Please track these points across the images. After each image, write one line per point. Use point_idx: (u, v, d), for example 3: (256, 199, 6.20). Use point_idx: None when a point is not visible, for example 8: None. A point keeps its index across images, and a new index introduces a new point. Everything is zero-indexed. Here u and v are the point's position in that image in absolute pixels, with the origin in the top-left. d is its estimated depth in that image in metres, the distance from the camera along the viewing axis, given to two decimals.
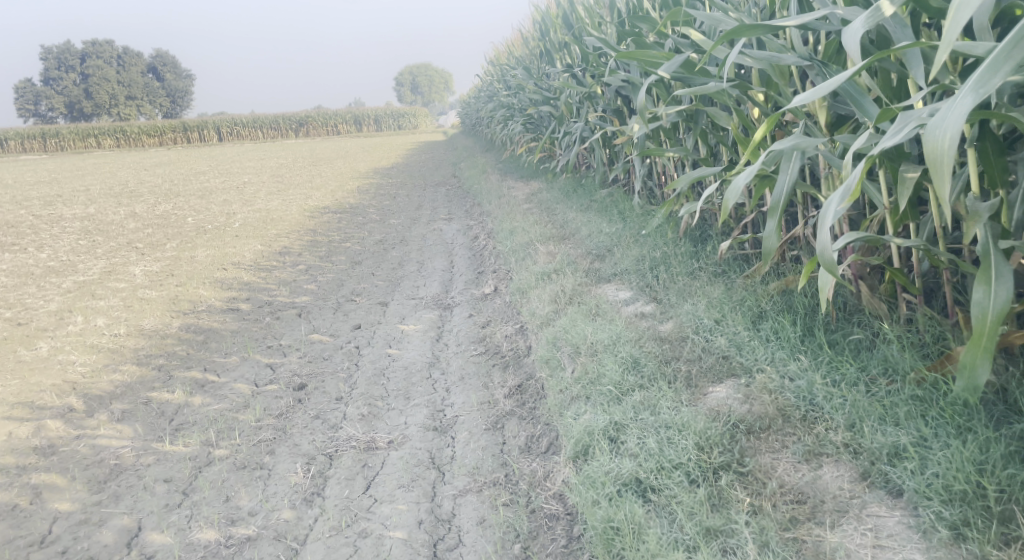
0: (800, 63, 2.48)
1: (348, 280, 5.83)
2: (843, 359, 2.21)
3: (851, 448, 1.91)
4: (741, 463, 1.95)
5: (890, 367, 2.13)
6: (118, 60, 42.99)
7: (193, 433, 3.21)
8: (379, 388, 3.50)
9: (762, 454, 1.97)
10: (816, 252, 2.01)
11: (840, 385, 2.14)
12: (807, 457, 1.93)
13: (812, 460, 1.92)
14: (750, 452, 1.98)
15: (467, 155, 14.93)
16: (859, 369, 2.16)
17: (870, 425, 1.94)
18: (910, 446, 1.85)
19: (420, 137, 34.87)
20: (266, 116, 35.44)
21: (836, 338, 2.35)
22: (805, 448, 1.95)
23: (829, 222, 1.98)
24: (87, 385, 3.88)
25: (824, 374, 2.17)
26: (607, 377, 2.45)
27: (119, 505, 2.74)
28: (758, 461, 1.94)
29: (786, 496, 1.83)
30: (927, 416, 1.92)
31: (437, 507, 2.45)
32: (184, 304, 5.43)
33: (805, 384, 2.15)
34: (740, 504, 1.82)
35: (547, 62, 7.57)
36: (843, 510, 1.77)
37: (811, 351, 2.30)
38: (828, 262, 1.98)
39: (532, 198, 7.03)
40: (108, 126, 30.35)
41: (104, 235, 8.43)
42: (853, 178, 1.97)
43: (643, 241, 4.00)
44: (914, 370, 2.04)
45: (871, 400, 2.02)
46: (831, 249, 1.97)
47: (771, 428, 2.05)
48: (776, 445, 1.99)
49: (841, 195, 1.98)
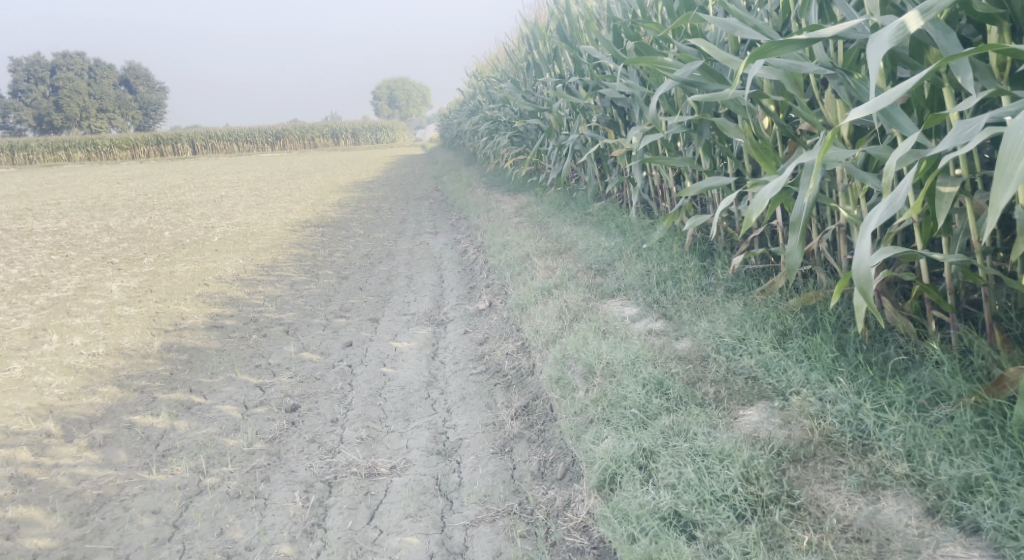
0: (822, 72, 2.38)
1: (336, 295, 5.67)
2: (886, 383, 2.12)
3: (914, 480, 1.80)
4: (792, 496, 1.83)
5: (939, 391, 2.04)
6: (90, 73, 42.43)
7: (181, 460, 3.04)
8: (376, 409, 3.35)
9: (814, 486, 1.85)
10: (854, 263, 1.92)
11: (888, 410, 2.03)
12: (864, 490, 1.82)
13: (869, 493, 1.81)
14: (799, 484, 1.86)
15: (449, 168, 14.79)
16: (908, 393, 2.06)
17: (933, 454, 1.83)
18: (983, 479, 1.74)
19: (399, 149, 34.65)
20: (241, 130, 35.13)
21: (873, 358, 2.26)
22: (860, 480, 1.84)
23: (871, 232, 1.87)
24: (65, 409, 3.69)
25: (866, 397, 2.07)
26: (629, 400, 2.33)
27: (104, 540, 2.57)
28: (809, 494, 1.83)
29: (847, 533, 1.72)
30: (994, 445, 1.81)
31: (448, 538, 2.32)
32: (165, 321, 5.23)
33: (849, 408, 2.05)
34: (799, 542, 1.70)
35: (536, 74, 7.51)
36: (915, 550, 1.64)
37: (849, 372, 2.20)
38: (867, 273, 1.89)
39: (522, 211, 6.92)
40: (79, 138, 29.85)
41: (77, 250, 8.18)
42: (900, 187, 1.87)
43: (646, 255, 3.90)
44: (967, 393, 1.96)
45: (927, 427, 1.92)
46: (869, 262, 1.88)
47: (815, 455, 1.94)
48: (825, 475, 1.88)
49: (889, 204, 1.88)
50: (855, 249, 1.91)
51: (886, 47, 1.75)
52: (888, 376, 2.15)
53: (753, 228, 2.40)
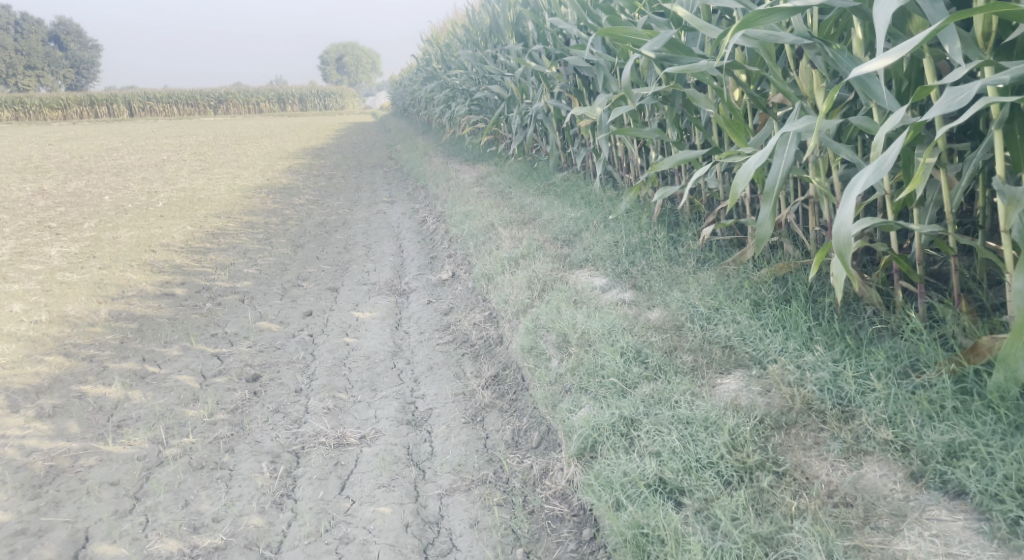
0: (800, 42, 2.38)
1: (291, 264, 5.55)
2: (862, 351, 2.16)
3: (898, 446, 1.85)
4: (777, 462, 1.86)
5: (915, 359, 2.09)
6: (18, 27, 40.46)
7: (139, 430, 2.95)
8: (341, 379, 3.30)
9: (797, 453, 1.89)
10: (835, 228, 1.91)
11: (866, 377, 2.08)
12: (847, 455, 1.86)
13: (852, 459, 1.85)
14: (783, 451, 1.89)
15: (403, 136, 14.56)
16: (887, 360, 2.10)
17: (915, 422, 1.87)
18: (967, 444, 1.78)
19: (349, 116, 33.94)
20: (183, 93, 34.01)
21: (847, 327, 2.30)
22: (844, 447, 1.88)
23: (857, 194, 1.87)
24: (9, 379, 3.54)
25: (845, 364, 2.11)
26: (607, 368, 2.34)
27: (60, 513, 2.48)
28: (793, 460, 1.86)
29: (834, 498, 1.75)
30: (974, 411, 1.86)
31: (423, 508, 2.29)
32: (111, 289, 5.05)
33: (828, 376, 2.09)
34: (786, 507, 1.73)
35: (496, 42, 7.41)
36: (901, 514, 1.68)
37: (825, 340, 2.24)
38: (848, 239, 1.89)
39: (481, 181, 6.86)
40: (8, 97, 28.43)
41: (11, 213, 7.83)
42: (889, 151, 1.88)
43: (613, 226, 3.90)
44: (945, 359, 2.01)
45: (907, 394, 1.97)
46: (852, 225, 1.87)
47: (796, 422, 1.98)
48: (807, 442, 1.92)
49: (876, 167, 1.88)
50: (838, 214, 1.91)
51: (889, 9, 1.80)
52: (865, 344, 2.19)
53: (730, 197, 2.40)
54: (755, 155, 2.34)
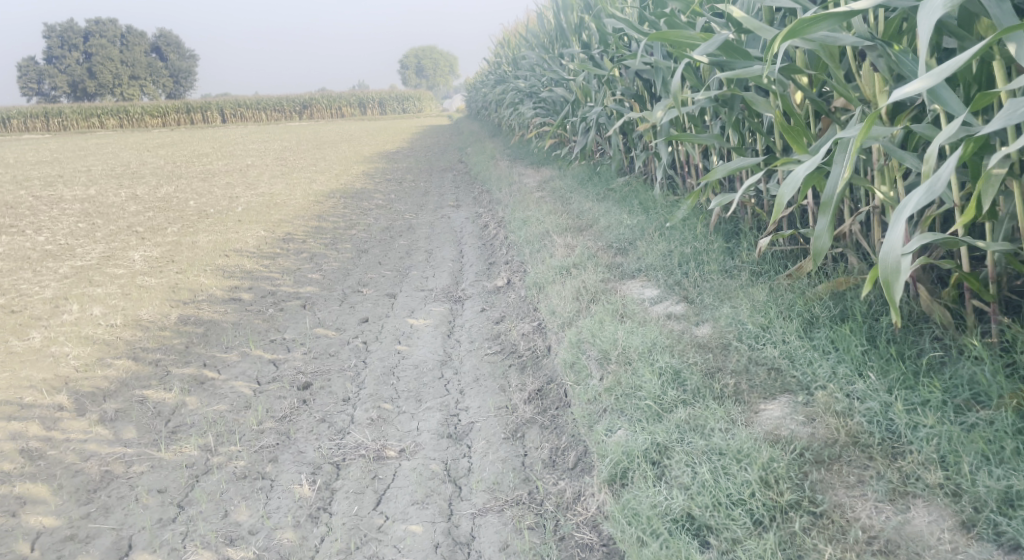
0: (859, 44, 2.22)
1: (355, 269, 5.61)
2: (919, 380, 1.99)
3: (949, 490, 1.70)
4: (813, 501, 1.74)
5: (979, 391, 1.92)
6: (121, 39, 42.74)
7: (190, 437, 3.00)
8: (389, 388, 3.29)
9: (839, 492, 1.76)
10: (883, 252, 1.78)
11: (921, 410, 1.92)
12: (892, 497, 1.72)
13: (898, 501, 1.71)
14: (822, 489, 1.77)
15: (474, 139, 14.64)
16: (944, 393, 1.93)
17: (970, 463, 1.72)
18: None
19: (427, 118, 34.38)
20: (270, 100, 35.24)
21: (905, 351, 2.13)
22: (889, 487, 1.74)
23: (906, 217, 1.76)
24: (80, 382, 3.68)
25: (898, 394, 1.96)
26: (644, 390, 2.24)
27: (108, 520, 2.55)
28: (832, 500, 1.73)
29: (873, 546, 1.62)
30: None
31: (455, 528, 2.25)
32: (183, 293, 5.21)
33: (879, 407, 1.94)
34: (820, 553, 1.61)
35: (562, 44, 7.33)
36: None
37: (879, 366, 2.08)
38: (896, 265, 1.75)
39: (544, 185, 6.79)
40: (111, 106, 30.02)
41: (104, 217, 8.22)
42: (943, 171, 1.75)
43: (669, 235, 3.77)
44: (1008, 394, 1.83)
45: (965, 431, 1.80)
46: (900, 251, 1.75)
47: (840, 457, 1.85)
48: (850, 479, 1.79)
49: (927, 189, 1.76)
50: (886, 237, 1.78)
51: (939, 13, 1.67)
52: (922, 372, 2.02)
53: (781, 211, 2.26)
54: (807, 165, 2.20)
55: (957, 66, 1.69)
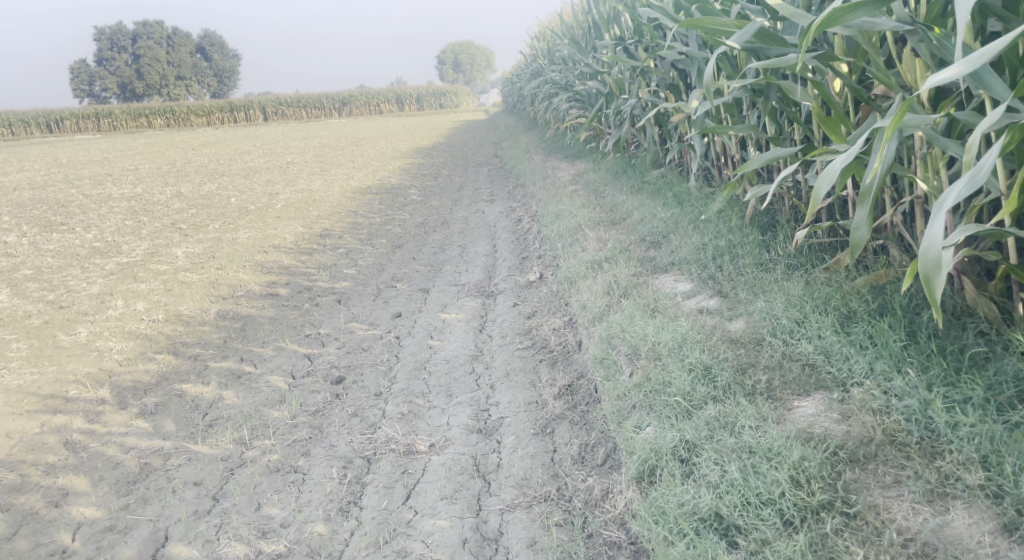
0: (898, 29, 2.15)
1: (390, 264, 5.64)
2: (960, 377, 1.92)
3: (989, 492, 1.64)
4: (846, 502, 1.69)
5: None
6: (167, 41, 43.66)
7: (226, 431, 3.04)
8: (420, 383, 3.29)
9: (873, 493, 1.70)
10: (923, 245, 1.73)
11: (963, 408, 1.85)
12: (930, 498, 1.66)
13: (936, 502, 1.65)
14: (856, 489, 1.72)
15: (510, 133, 14.62)
16: (986, 390, 1.86)
17: (1013, 464, 1.65)
18: None
19: (464, 113, 34.45)
20: (310, 98, 35.67)
21: (948, 346, 2.05)
22: (927, 488, 1.68)
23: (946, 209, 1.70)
24: (122, 376, 3.76)
25: (938, 392, 1.89)
26: (674, 386, 2.20)
27: (146, 511, 2.59)
28: (867, 500, 1.68)
29: (908, 549, 1.57)
30: None
31: (483, 524, 2.24)
32: (223, 288, 5.29)
33: (917, 405, 1.87)
34: (853, 557, 1.57)
35: (597, 36, 7.27)
36: None
37: (919, 362, 2.01)
38: (937, 259, 1.70)
39: (578, 179, 6.74)
40: (158, 106, 30.69)
41: (149, 215, 8.40)
42: (985, 160, 1.70)
43: (703, 228, 3.71)
44: None
45: (1008, 430, 1.73)
46: (940, 244, 1.69)
47: (876, 456, 1.79)
48: (886, 479, 1.73)
49: (968, 180, 1.70)
50: (926, 229, 1.72)
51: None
52: (965, 369, 1.95)
53: (816, 204, 2.21)
54: (843, 156, 2.14)
55: (1001, 50, 1.63)
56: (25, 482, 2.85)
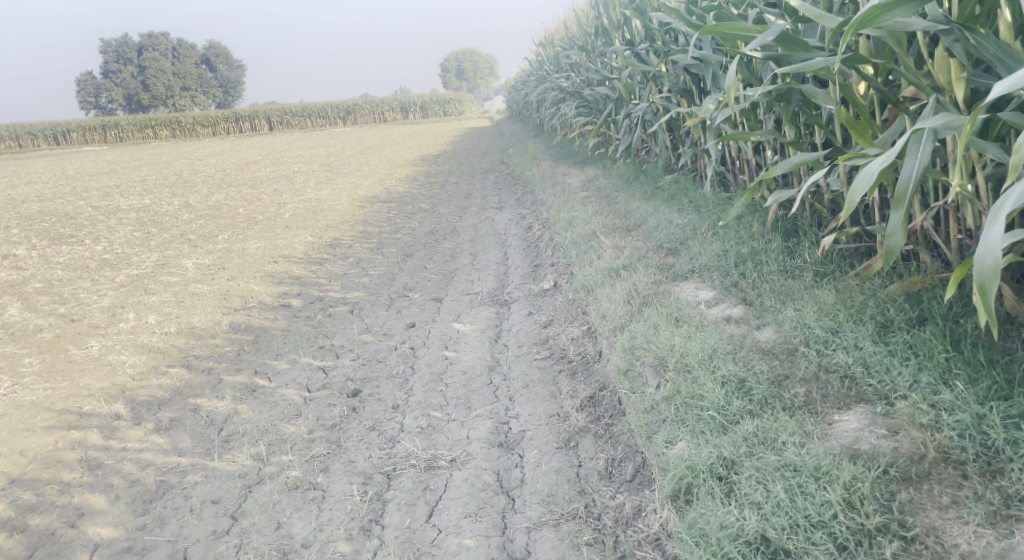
0: (933, 29, 2.10)
1: (401, 273, 5.58)
2: (1015, 389, 1.86)
3: None
4: (903, 524, 1.65)
5: None
6: (172, 52, 43.79)
7: (242, 446, 2.99)
8: (437, 395, 3.23)
9: (931, 514, 1.65)
10: (979, 255, 1.68)
11: (1020, 421, 1.78)
12: (993, 521, 1.61)
13: (1000, 525, 1.60)
14: (912, 510, 1.67)
15: (516, 140, 14.57)
16: None
17: None
18: None
19: (470, 120, 34.42)
20: (315, 107, 35.73)
21: (996, 356, 1.99)
22: (989, 509, 1.63)
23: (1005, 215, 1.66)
24: (135, 391, 3.71)
25: (992, 405, 1.82)
26: (707, 400, 2.14)
27: (164, 531, 2.54)
28: (924, 522, 1.64)
29: None
30: None
31: (509, 542, 2.18)
32: (234, 300, 5.24)
33: (970, 419, 1.80)
34: None
35: (606, 41, 7.22)
36: None
37: (966, 373, 1.95)
38: (994, 269, 1.65)
39: (589, 185, 6.68)
40: (164, 116, 30.79)
41: (158, 226, 8.37)
42: None
43: (722, 234, 3.65)
44: None
45: None
46: (998, 251, 1.65)
47: (929, 475, 1.74)
48: (943, 499, 1.68)
49: None
50: (982, 237, 1.68)
51: None
52: (1018, 380, 1.88)
53: (853, 207, 2.15)
54: (884, 159, 2.09)
55: None
56: (40, 501, 2.80)
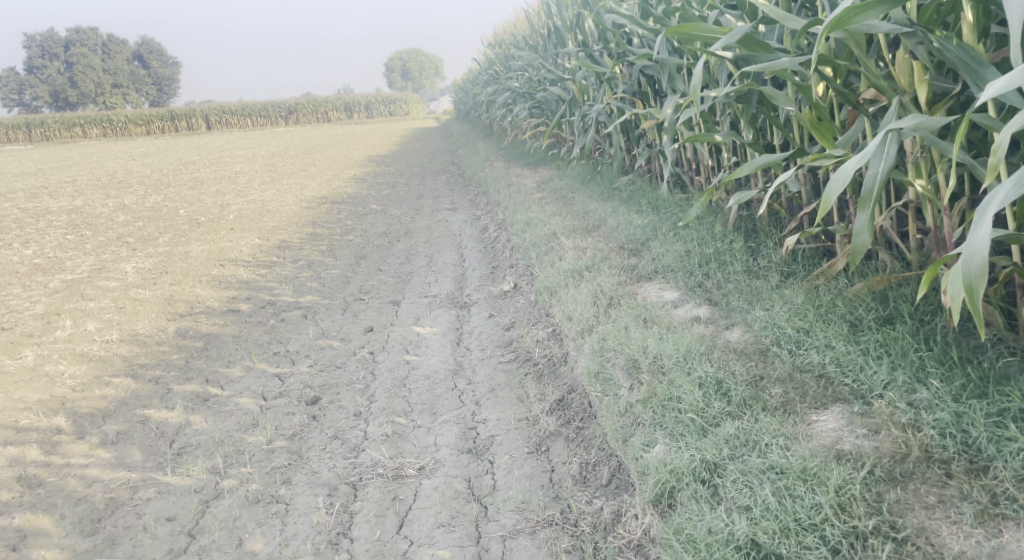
0: (897, 32, 2.13)
1: (355, 276, 5.47)
2: (990, 389, 1.90)
3: None
4: (894, 526, 1.66)
5: None
6: (103, 48, 42.35)
7: (197, 459, 2.87)
8: (401, 401, 3.16)
9: (919, 514, 1.67)
10: (966, 254, 1.70)
11: (999, 419, 1.83)
12: (982, 520, 1.63)
13: (989, 523, 1.63)
14: (901, 511, 1.68)
15: (465, 141, 14.51)
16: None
17: None
18: None
19: (415, 120, 34.17)
20: (255, 106, 34.97)
21: (968, 355, 2.04)
22: (977, 508, 1.65)
23: (991, 213, 1.68)
24: (77, 402, 3.54)
25: (970, 404, 1.87)
26: (685, 401, 2.15)
27: (116, 552, 2.42)
28: (914, 523, 1.65)
29: None
30: None
31: (484, 552, 2.14)
32: (180, 305, 5.06)
33: (949, 418, 1.84)
34: None
35: (558, 42, 7.22)
36: None
37: (942, 372, 1.99)
38: (981, 269, 1.67)
39: (544, 185, 6.67)
40: (95, 115, 29.71)
41: (93, 229, 8.06)
42: None
43: (684, 235, 3.67)
44: None
45: None
46: (985, 249, 1.67)
47: (913, 474, 1.77)
48: (930, 499, 1.70)
49: (1015, 184, 1.67)
50: (970, 236, 1.70)
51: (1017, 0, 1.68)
52: (992, 380, 1.93)
53: (825, 206, 2.16)
54: (856, 159, 2.10)
55: None
56: None
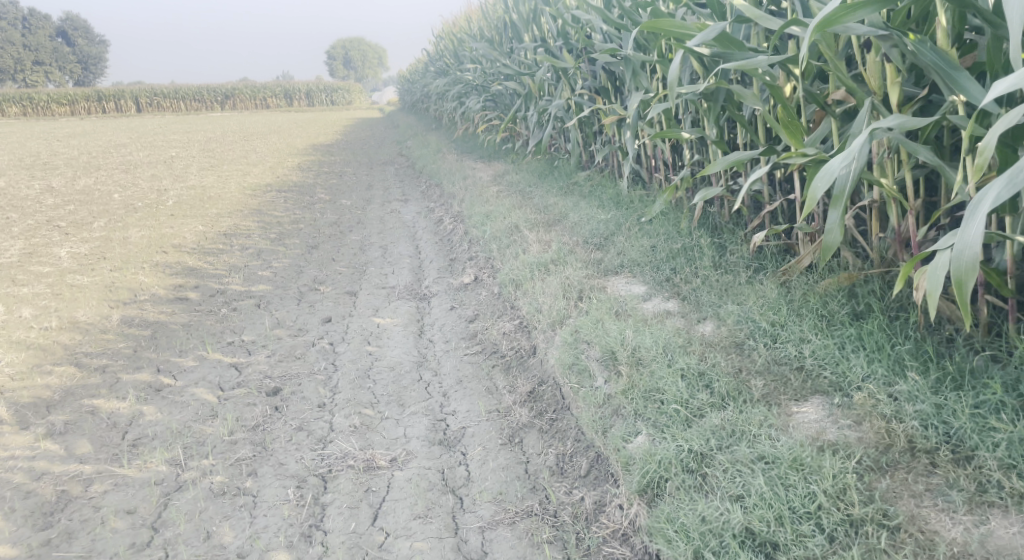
0: (874, 34, 2.19)
1: (307, 266, 5.36)
2: (967, 382, 2.01)
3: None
4: (885, 514, 1.72)
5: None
6: (26, 23, 40.43)
7: (155, 451, 2.77)
8: (366, 392, 3.12)
9: (908, 502, 1.74)
10: (959, 249, 1.76)
11: (980, 410, 1.92)
12: (970, 508, 1.71)
13: (977, 510, 1.70)
14: (891, 499, 1.75)
15: (411, 132, 14.38)
16: (1006, 393, 1.94)
17: None
18: None
19: (357, 110, 33.72)
20: (189, 90, 33.91)
21: (942, 350, 2.15)
22: (965, 496, 1.73)
23: (984, 211, 1.73)
24: (17, 392, 3.37)
25: (949, 396, 1.96)
26: (668, 392, 2.23)
27: (73, 547, 2.32)
28: (903, 512, 1.72)
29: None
30: None
31: (464, 543, 2.13)
32: (122, 292, 4.87)
33: (931, 409, 1.94)
34: None
35: (514, 35, 7.22)
36: None
37: (919, 365, 2.10)
38: (973, 263, 1.73)
39: (499, 179, 6.66)
40: (15, 93, 28.36)
41: (21, 212, 7.68)
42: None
43: (649, 230, 3.72)
44: None
45: None
46: (977, 246, 1.73)
47: (898, 465, 1.85)
48: (917, 488, 1.78)
49: (1008, 182, 1.72)
50: (964, 234, 1.76)
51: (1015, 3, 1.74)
52: (969, 373, 2.04)
53: (808, 203, 2.20)
54: (840, 157, 2.15)
55: None
56: None
